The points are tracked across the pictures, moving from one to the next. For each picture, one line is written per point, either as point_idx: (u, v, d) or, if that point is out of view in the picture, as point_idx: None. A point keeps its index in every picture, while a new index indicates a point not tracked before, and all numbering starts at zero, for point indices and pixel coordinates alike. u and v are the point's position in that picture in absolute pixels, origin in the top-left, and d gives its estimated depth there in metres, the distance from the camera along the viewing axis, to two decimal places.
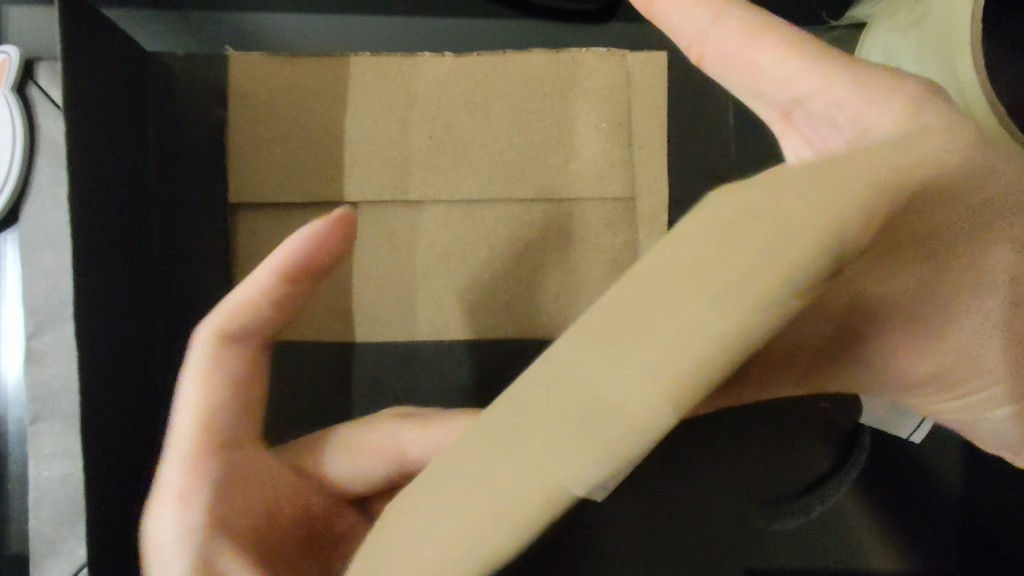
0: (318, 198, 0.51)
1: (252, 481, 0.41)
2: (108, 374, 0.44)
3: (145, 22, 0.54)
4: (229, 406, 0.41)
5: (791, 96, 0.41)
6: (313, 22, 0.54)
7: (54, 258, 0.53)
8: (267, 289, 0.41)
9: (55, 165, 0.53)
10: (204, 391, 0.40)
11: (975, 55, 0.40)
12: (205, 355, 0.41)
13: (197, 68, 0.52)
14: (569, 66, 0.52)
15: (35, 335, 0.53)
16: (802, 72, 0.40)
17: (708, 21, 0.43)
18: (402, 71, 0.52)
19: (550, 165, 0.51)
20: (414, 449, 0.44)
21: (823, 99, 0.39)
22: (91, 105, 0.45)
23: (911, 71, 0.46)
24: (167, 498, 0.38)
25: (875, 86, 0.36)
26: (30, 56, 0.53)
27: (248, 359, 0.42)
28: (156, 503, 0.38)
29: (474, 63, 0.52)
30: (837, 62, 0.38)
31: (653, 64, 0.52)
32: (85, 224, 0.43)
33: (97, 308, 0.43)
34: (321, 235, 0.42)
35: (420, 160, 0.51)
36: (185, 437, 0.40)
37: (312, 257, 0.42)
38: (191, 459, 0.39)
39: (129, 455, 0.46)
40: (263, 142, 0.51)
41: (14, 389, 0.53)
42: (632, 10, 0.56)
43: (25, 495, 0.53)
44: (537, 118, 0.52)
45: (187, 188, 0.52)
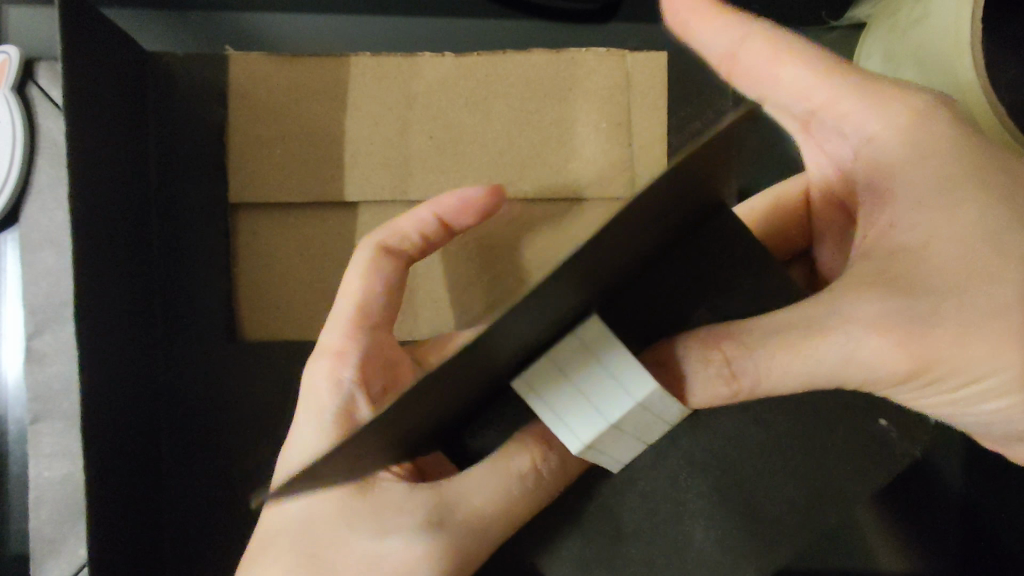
0: (318, 198, 0.51)
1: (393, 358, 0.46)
2: (108, 373, 0.44)
3: (145, 22, 0.54)
4: (382, 295, 0.46)
5: (808, 107, 0.42)
6: (313, 22, 0.55)
7: (55, 257, 0.53)
8: (423, 224, 0.47)
9: (56, 165, 0.53)
10: (364, 283, 0.46)
11: (975, 53, 0.40)
12: (368, 259, 0.46)
13: (197, 68, 0.52)
14: (569, 66, 0.52)
15: (36, 336, 0.53)
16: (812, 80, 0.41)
17: (730, 38, 0.42)
18: (403, 71, 0.52)
19: (550, 165, 0.51)
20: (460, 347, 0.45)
21: (835, 109, 0.40)
22: (92, 104, 0.45)
23: (912, 70, 0.46)
24: (325, 357, 0.44)
25: (888, 93, 0.39)
26: (30, 56, 0.53)
27: (399, 272, 0.47)
28: (315, 359, 0.45)
29: (475, 63, 0.52)
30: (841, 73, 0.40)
31: (653, 64, 0.52)
32: (86, 225, 0.43)
33: (98, 309, 0.44)
34: (475, 202, 0.47)
35: (420, 161, 0.51)
36: (343, 313, 0.46)
37: (458, 212, 0.47)
38: (345, 330, 0.45)
39: (130, 453, 0.46)
40: (264, 141, 0.51)
41: (13, 388, 0.53)
42: (632, 11, 0.56)
43: (25, 495, 0.53)
44: (537, 118, 0.52)
45: (187, 187, 0.52)
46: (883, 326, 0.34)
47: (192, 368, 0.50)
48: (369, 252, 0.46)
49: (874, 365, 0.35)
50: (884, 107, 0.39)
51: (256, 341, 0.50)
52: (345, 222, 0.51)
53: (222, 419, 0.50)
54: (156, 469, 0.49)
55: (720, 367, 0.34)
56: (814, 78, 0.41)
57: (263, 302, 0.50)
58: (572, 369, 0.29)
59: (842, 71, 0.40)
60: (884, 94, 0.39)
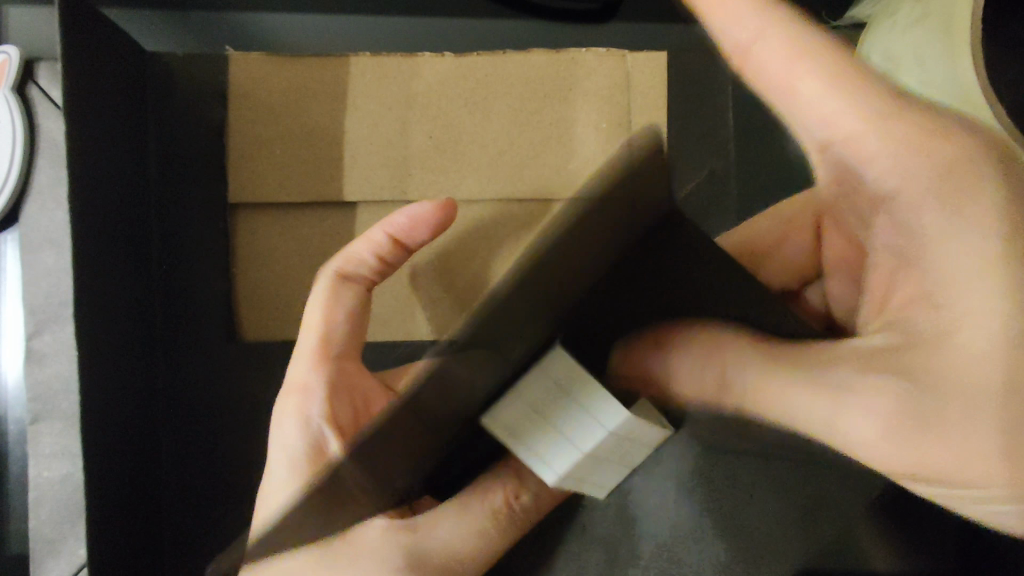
0: (319, 198, 0.51)
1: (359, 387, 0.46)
2: (107, 373, 0.45)
3: (146, 22, 0.54)
4: (343, 323, 0.47)
5: (825, 134, 0.38)
6: (314, 22, 0.55)
7: (54, 258, 0.53)
8: (377, 246, 0.47)
9: (55, 166, 0.53)
10: (324, 312, 0.47)
11: (974, 52, 0.40)
12: (325, 291, 0.47)
13: (198, 68, 0.52)
14: (569, 67, 0.53)
15: (36, 336, 0.53)
16: (830, 98, 0.37)
17: (750, 28, 0.40)
18: (403, 71, 0.53)
19: (550, 164, 0.49)
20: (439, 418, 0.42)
21: (858, 146, 0.37)
22: (92, 105, 0.45)
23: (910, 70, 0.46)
24: (293, 393, 0.48)
25: (925, 130, 0.35)
26: (31, 56, 0.53)
27: (358, 297, 0.47)
28: (288, 393, 0.48)
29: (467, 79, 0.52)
30: (869, 96, 0.37)
31: (652, 64, 0.52)
32: (85, 225, 0.43)
33: (97, 310, 0.44)
34: (424, 218, 0.47)
35: (419, 161, 0.51)
36: (309, 344, 0.47)
37: (408, 227, 0.47)
38: (310, 363, 0.47)
39: (129, 454, 0.46)
40: (264, 141, 0.51)
41: (13, 388, 0.53)
42: (632, 11, 0.56)
43: (25, 494, 0.53)
44: (536, 117, 0.50)
45: (186, 187, 0.52)
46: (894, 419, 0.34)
47: (191, 368, 0.50)
48: (328, 282, 0.48)
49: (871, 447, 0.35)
50: (913, 150, 0.35)
51: (254, 341, 0.50)
52: (345, 221, 0.52)
53: (221, 419, 0.50)
54: (155, 469, 0.49)
55: (711, 367, 0.39)
56: (833, 96, 0.37)
57: (259, 303, 0.50)
58: (545, 404, 0.37)
59: (860, 94, 0.37)
60: (921, 131, 0.35)
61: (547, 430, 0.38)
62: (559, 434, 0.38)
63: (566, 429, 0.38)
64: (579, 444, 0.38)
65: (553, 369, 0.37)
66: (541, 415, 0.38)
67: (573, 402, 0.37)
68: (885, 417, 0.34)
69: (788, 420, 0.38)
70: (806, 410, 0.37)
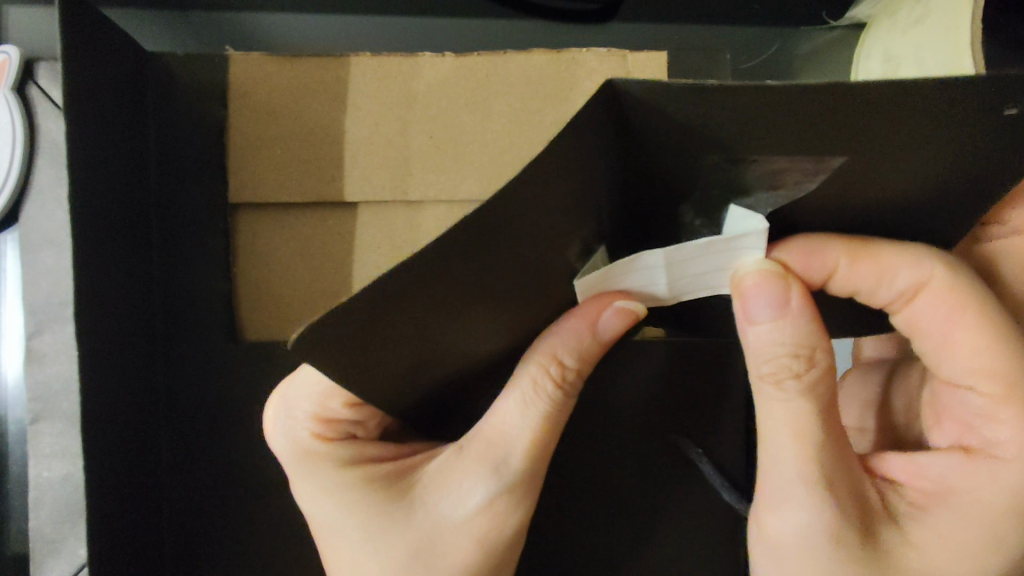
0: (318, 198, 0.51)
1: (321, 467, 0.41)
2: (107, 374, 0.44)
3: (148, 22, 0.54)
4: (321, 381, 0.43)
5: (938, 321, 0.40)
6: (314, 23, 0.55)
7: (55, 258, 0.53)
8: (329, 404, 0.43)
9: (55, 165, 0.53)
10: (309, 381, 0.43)
11: (976, 56, 0.39)
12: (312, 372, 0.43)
13: (197, 67, 0.52)
14: (569, 66, 0.51)
15: (35, 336, 0.53)
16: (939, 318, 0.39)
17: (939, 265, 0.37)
18: (403, 70, 0.51)
19: None
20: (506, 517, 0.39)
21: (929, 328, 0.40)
22: (92, 106, 0.44)
23: (911, 71, 0.44)
24: (304, 473, 0.42)
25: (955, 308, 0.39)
26: (31, 56, 0.53)
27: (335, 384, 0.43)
28: (297, 480, 0.42)
29: (652, 100, 0.27)
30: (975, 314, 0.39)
31: (653, 64, 0.52)
32: (85, 228, 0.43)
33: (97, 312, 0.44)
34: (325, 401, 0.43)
35: (419, 160, 0.51)
36: (304, 404, 0.43)
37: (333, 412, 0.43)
38: (308, 452, 0.42)
39: (131, 452, 0.46)
40: (264, 143, 0.51)
41: (14, 389, 0.53)
42: (632, 10, 0.56)
43: (25, 492, 0.53)
44: (538, 119, 0.51)
45: (185, 187, 0.52)
46: (800, 433, 0.37)
47: (192, 368, 0.50)
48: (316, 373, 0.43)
49: (781, 508, 0.38)
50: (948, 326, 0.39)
51: (256, 341, 0.51)
52: (344, 222, 0.51)
53: (220, 417, 0.50)
54: (155, 470, 0.49)
55: (794, 364, 0.36)
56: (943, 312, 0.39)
57: (264, 301, 0.51)
58: (625, 269, 0.32)
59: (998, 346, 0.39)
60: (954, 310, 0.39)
61: (704, 273, 0.33)
62: (657, 290, 0.34)
63: (704, 270, 0.33)
64: (713, 258, 0.32)
65: (612, 267, 0.32)
66: (619, 273, 0.33)
67: (677, 263, 0.32)
68: (813, 432, 0.37)
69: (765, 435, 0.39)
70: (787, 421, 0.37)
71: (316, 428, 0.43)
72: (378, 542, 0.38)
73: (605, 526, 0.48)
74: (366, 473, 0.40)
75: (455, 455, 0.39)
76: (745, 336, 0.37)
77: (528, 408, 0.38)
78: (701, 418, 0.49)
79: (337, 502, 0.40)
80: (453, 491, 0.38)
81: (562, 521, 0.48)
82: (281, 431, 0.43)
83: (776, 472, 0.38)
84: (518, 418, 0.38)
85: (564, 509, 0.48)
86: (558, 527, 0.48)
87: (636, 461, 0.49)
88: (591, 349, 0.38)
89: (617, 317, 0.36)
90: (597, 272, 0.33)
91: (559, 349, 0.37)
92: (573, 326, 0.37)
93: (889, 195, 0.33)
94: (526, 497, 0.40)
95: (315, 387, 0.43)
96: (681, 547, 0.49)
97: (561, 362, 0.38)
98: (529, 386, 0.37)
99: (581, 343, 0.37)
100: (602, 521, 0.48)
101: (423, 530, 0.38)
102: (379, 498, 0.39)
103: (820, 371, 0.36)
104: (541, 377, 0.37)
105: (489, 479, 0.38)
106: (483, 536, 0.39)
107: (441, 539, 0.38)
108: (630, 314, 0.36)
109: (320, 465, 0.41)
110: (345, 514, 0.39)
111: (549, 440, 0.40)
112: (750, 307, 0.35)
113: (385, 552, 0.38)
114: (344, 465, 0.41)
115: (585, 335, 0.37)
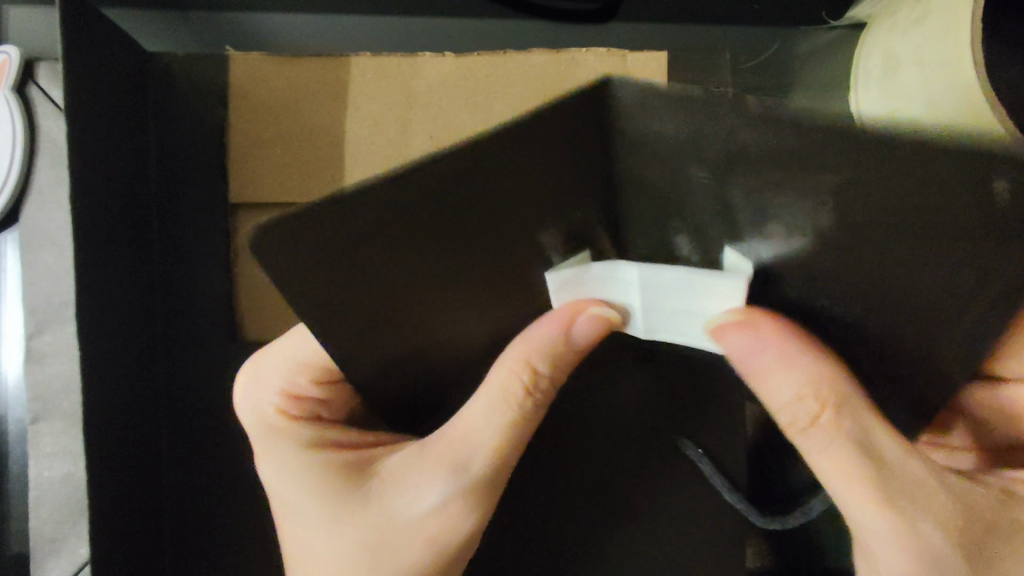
0: (318, 198, 0.51)
1: (282, 440, 0.43)
2: (107, 373, 0.44)
3: (148, 22, 0.54)
4: (300, 353, 0.47)
5: None
6: (314, 23, 0.55)
7: (55, 258, 0.53)
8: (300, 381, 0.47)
9: (55, 165, 0.53)
10: (292, 349, 0.47)
11: (977, 54, 0.38)
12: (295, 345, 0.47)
13: (197, 67, 0.52)
14: (569, 66, 0.51)
15: (35, 336, 0.53)
16: None
17: None
18: (403, 70, 0.51)
19: None
20: (460, 519, 0.38)
21: None
22: (92, 105, 0.44)
23: (910, 73, 0.43)
24: (270, 442, 0.43)
25: None
26: (31, 56, 0.53)
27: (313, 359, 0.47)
28: (263, 450, 0.43)
29: (644, 103, 0.24)
30: None
31: (653, 64, 0.52)
32: (85, 227, 0.43)
33: (97, 310, 0.44)
34: (299, 377, 0.47)
35: (419, 160, 0.51)
36: (280, 374, 0.47)
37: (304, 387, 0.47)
38: (275, 426, 0.44)
39: (131, 451, 0.46)
40: (264, 142, 0.51)
41: (13, 389, 0.54)
42: (632, 10, 0.56)
43: (25, 491, 0.53)
44: None
45: (186, 187, 0.52)
46: (853, 479, 0.33)
47: (193, 367, 0.51)
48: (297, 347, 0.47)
49: (874, 541, 0.34)
50: None
51: (257, 340, 0.51)
52: None
53: (220, 416, 0.50)
54: (156, 470, 0.49)
55: (809, 405, 0.33)
56: None
57: (265, 300, 0.51)
58: (600, 274, 0.32)
59: None
60: None
61: (675, 310, 0.31)
62: (631, 311, 0.33)
63: (681, 307, 0.31)
64: (693, 296, 0.30)
65: (590, 268, 0.31)
66: (593, 274, 0.32)
67: (649, 287, 0.31)
68: (860, 473, 0.33)
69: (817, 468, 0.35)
70: (836, 463, 0.33)
71: (285, 405, 0.46)
72: (333, 534, 0.38)
73: (606, 525, 0.48)
74: (330, 458, 0.41)
75: (418, 452, 0.38)
76: (754, 381, 0.34)
77: (493, 409, 0.37)
78: (708, 417, 0.49)
79: (301, 485, 0.40)
80: (411, 488, 0.38)
81: (563, 521, 0.48)
82: (280, 378, 0.47)
83: (854, 515, 0.34)
84: (482, 418, 0.37)
85: (565, 507, 0.48)
86: (559, 528, 0.48)
87: (638, 460, 0.49)
88: (561, 352, 0.36)
89: (591, 324, 0.34)
90: (574, 267, 0.32)
91: (531, 354, 0.36)
92: (545, 330, 0.35)
93: (902, 285, 0.28)
94: (486, 500, 0.39)
95: (296, 359, 0.47)
96: (683, 546, 0.49)
97: (529, 364, 0.36)
98: (495, 387, 0.37)
99: (551, 346, 0.36)
100: (604, 521, 0.48)
101: (373, 523, 0.37)
102: (334, 486, 0.39)
103: (852, 408, 0.32)
104: (509, 377, 0.36)
105: (446, 479, 0.37)
106: (436, 537, 0.38)
107: (392, 536, 0.37)
108: (599, 323, 0.34)
109: (285, 439, 0.43)
110: (299, 494, 0.40)
111: (513, 445, 0.39)
112: (736, 352, 0.32)
113: (336, 538, 0.38)
114: (309, 445, 0.42)
115: (554, 340, 0.36)
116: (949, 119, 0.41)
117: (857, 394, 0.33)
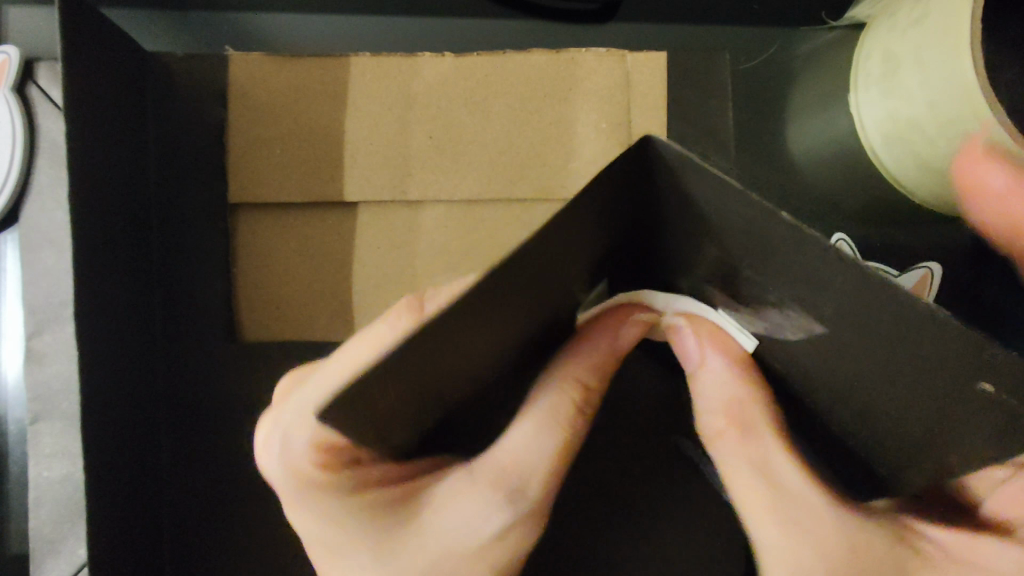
0: (317, 198, 0.51)
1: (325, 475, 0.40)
2: (107, 375, 0.44)
3: (148, 22, 0.54)
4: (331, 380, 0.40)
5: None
6: (314, 23, 0.55)
7: (55, 258, 0.53)
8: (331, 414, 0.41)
9: (55, 165, 0.53)
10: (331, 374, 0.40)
11: (976, 53, 0.37)
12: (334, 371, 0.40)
13: (197, 67, 0.52)
14: (569, 66, 0.51)
15: (35, 336, 0.53)
16: None
17: None
18: (402, 70, 0.51)
19: (551, 164, 0.51)
20: (515, 540, 0.39)
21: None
22: (91, 106, 0.44)
23: (910, 72, 0.42)
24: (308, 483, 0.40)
25: None
26: (32, 57, 0.53)
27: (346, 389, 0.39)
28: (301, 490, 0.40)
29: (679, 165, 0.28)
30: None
31: (653, 64, 0.52)
32: (85, 228, 0.43)
33: (97, 311, 0.44)
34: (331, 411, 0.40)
35: (419, 160, 0.51)
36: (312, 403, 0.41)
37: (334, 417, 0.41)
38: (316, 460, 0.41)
39: (131, 452, 0.46)
40: (263, 142, 0.51)
41: (13, 389, 0.54)
42: (631, 10, 0.56)
43: (25, 491, 0.53)
44: (537, 118, 0.51)
45: (185, 188, 0.52)
46: (759, 475, 0.37)
47: (193, 368, 0.51)
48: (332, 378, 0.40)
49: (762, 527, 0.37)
50: None
51: (256, 341, 0.51)
52: (344, 222, 0.51)
53: (221, 417, 0.50)
54: (155, 471, 0.49)
55: (721, 409, 0.38)
56: None
57: (264, 301, 0.50)
58: None
59: None
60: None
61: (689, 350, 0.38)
62: None
63: None
64: None
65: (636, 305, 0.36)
66: None
67: None
68: (769, 477, 0.36)
69: (729, 482, 0.38)
70: (752, 462, 0.37)
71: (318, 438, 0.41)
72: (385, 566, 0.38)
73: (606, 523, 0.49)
74: (373, 493, 0.39)
75: (466, 481, 0.38)
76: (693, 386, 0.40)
77: (544, 433, 0.38)
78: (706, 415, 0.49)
79: (345, 535, 0.39)
80: (465, 519, 0.38)
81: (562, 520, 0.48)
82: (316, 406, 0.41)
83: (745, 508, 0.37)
84: (539, 445, 0.38)
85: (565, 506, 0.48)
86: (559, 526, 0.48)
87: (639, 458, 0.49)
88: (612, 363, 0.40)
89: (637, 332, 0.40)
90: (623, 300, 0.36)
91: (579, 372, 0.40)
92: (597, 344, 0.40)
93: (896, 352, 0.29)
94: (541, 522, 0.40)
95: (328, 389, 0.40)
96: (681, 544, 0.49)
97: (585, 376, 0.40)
98: (538, 411, 0.39)
99: (598, 359, 0.40)
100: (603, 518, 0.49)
101: (432, 558, 0.38)
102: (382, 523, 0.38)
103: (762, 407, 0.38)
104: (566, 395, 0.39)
105: (500, 507, 0.38)
106: (500, 562, 0.39)
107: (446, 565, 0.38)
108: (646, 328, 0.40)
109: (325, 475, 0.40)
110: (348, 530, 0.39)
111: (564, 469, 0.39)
112: (685, 348, 0.39)
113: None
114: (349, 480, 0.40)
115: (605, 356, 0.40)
116: (951, 123, 0.40)
117: (760, 396, 0.38)
